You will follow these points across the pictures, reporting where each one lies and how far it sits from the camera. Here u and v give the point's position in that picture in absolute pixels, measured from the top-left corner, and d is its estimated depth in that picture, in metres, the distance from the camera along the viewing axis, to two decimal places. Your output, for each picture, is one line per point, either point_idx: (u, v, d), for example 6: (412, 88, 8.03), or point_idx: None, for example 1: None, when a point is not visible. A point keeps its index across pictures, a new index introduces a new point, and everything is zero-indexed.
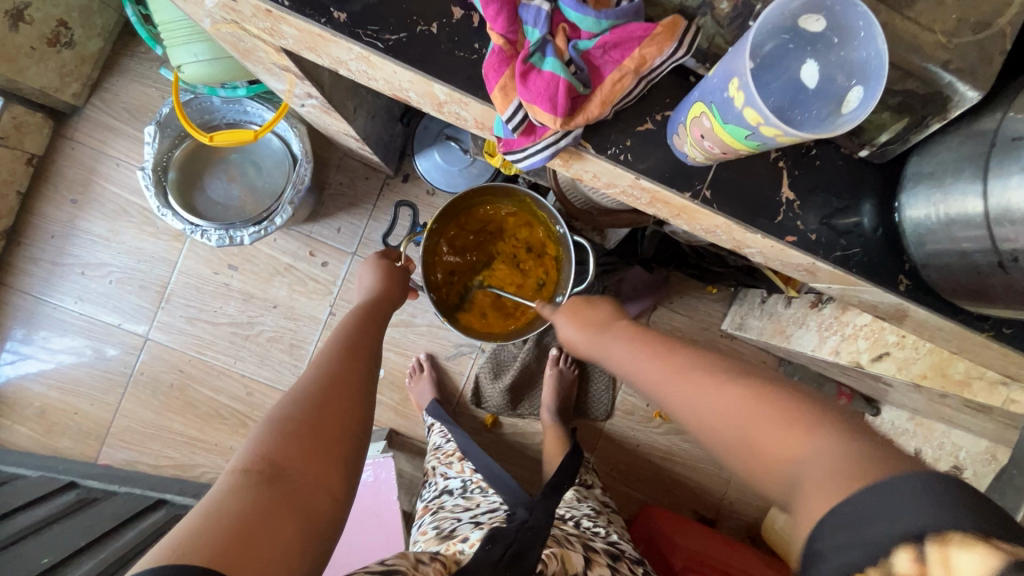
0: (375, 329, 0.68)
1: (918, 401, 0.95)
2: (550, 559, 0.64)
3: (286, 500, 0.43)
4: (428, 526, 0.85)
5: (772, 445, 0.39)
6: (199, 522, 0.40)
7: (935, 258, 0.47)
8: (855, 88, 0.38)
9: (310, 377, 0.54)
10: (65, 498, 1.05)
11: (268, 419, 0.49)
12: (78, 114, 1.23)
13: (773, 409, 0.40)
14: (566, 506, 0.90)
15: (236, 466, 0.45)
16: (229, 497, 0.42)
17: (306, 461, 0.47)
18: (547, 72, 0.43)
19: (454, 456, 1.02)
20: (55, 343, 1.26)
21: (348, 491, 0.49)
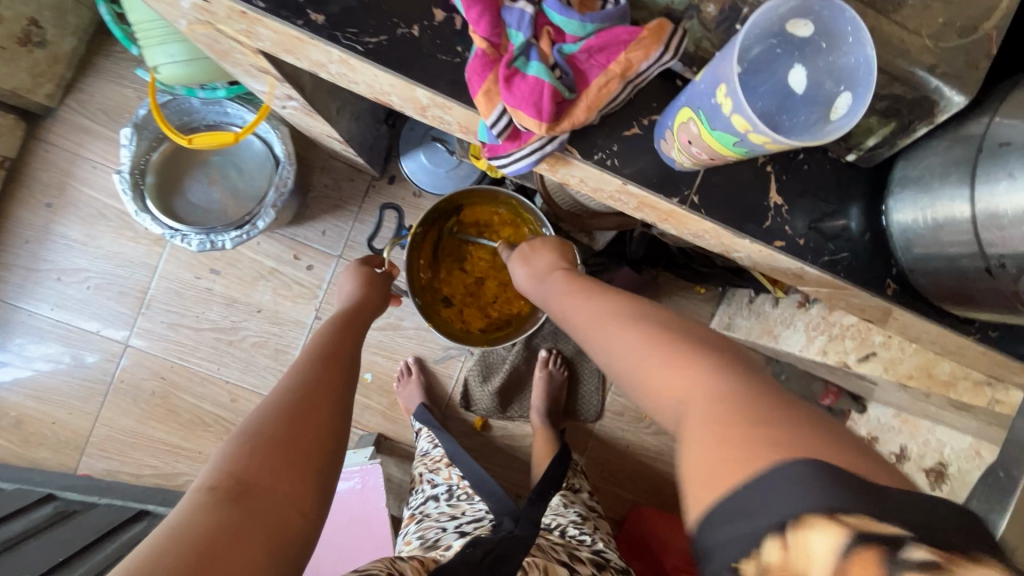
0: (354, 339, 0.66)
1: (903, 399, 0.96)
2: (531, 563, 0.63)
3: (255, 517, 0.42)
4: (412, 537, 0.83)
5: (665, 384, 0.39)
6: (161, 542, 0.38)
7: (923, 262, 0.46)
8: (843, 94, 0.38)
9: (285, 390, 0.53)
10: (43, 511, 1.02)
11: (238, 433, 0.48)
12: (52, 115, 1.20)
13: (675, 350, 0.40)
14: (553, 513, 0.89)
15: (204, 482, 0.43)
16: (194, 516, 0.40)
17: (276, 477, 0.45)
18: (531, 77, 0.42)
19: (441, 462, 1.01)
20: (31, 350, 1.22)
21: (321, 507, 0.48)
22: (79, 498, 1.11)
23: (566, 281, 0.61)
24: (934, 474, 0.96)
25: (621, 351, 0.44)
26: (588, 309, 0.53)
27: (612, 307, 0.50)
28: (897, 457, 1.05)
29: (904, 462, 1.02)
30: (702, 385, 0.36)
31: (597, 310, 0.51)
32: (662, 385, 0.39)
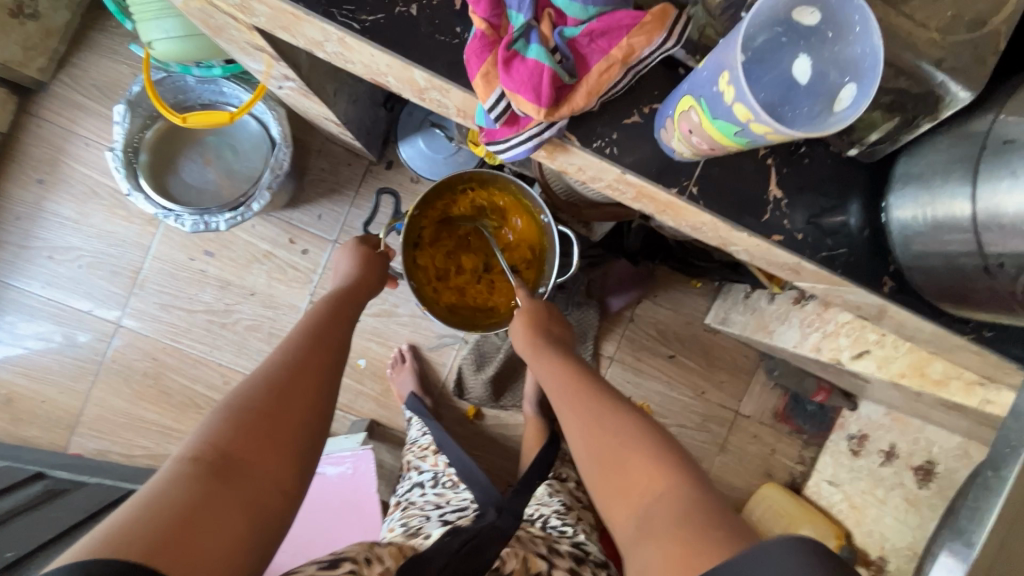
0: (346, 319, 0.66)
1: (895, 397, 0.96)
2: (508, 557, 0.65)
3: (235, 493, 0.42)
4: (396, 524, 0.84)
5: (639, 475, 0.50)
6: (141, 511, 0.38)
7: (921, 260, 0.46)
8: (848, 85, 0.37)
9: (272, 364, 0.53)
10: (32, 489, 1.02)
11: (224, 405, 0.48)
12: (45, 90, 1.18)
13: (650, 450, 0.51)
14: (537, 503, 0.90)
15: (185, 453, 0.43)
16: (174, 488, 0.40)
17: (259, 453, 0.46)
18: (531, 60, 0.41)
19: (430, 450, 1.00)
20: (22, 328, 1.21)
21: (303, 486, 0.48)
22: (70, 476, 1.11)
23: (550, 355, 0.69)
24: (921, 473, 0.99)
25: (601, 438, 0.54)
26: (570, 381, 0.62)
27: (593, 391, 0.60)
28: (886, 455, 1.05)
29: (893, 460, 1.04)
30: (668, 480, 0.48)
31: (580, 391, 0.60)
32: (635, 481, 0.50)
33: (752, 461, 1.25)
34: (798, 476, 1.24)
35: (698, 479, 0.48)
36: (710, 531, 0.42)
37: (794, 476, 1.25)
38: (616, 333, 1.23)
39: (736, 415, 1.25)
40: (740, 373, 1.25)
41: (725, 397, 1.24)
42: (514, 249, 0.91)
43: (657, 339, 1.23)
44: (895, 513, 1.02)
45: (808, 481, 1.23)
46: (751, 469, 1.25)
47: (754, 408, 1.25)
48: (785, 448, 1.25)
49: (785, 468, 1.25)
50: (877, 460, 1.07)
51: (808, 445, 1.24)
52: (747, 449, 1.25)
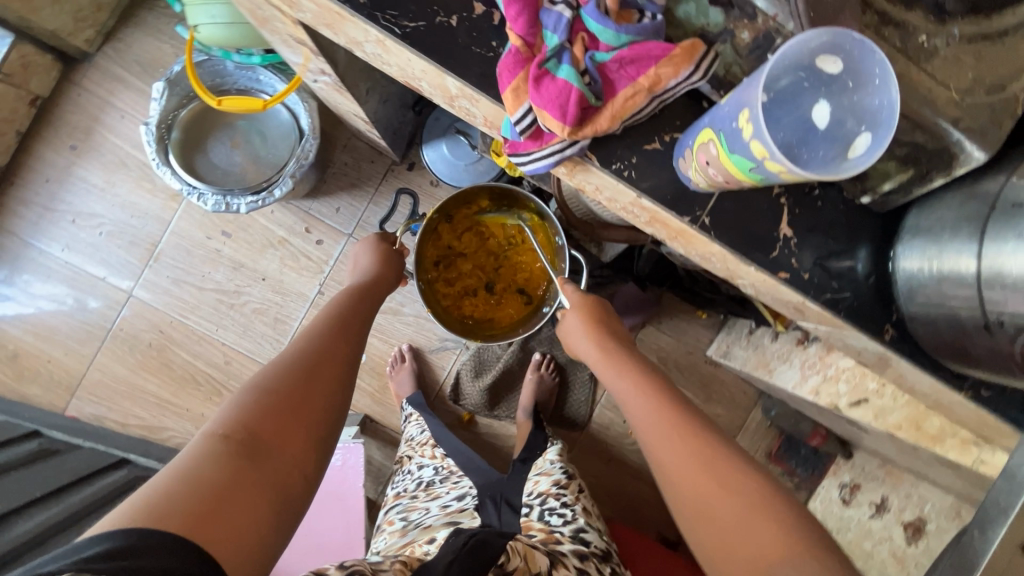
0: (365, 312, 0.68)
1: (891, 449, 0.95)
2: (512, 553, 0.60)
3: (262, 472, 0.44)
4: (396, 517, 0.86)
5: (760, 540, 0.47)
6: (177, 484, 0.41)
7: (923, 312, 0.47)
8: (864, 134, 0.38)
9: (297, 351, 0.55)
10: (27, 446, 1.04)
11: (252, 385, 0.50)
12: (89, 61, 1.22)
13: (767, 511, 0.48)
14: (537, 474, 0.94)
15: (215, 430, 0.46)
16: (207, 462, 0.43)
17: (284, 435, 0.48)
18: (561, 80, 0.43)
19: (427, 444, 1.02)
20: (37, 287, 1.24)
21: (320, 469, 0.51)
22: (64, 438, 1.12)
23: (631, 369, 0.63)
24: (912, 529, 1.01)
25: (710, 484, 0.51)
26: (672, 422, 0.56)
27: (697, 428, 0.55)
28: (876, 508, 1.07)
29: (883, 513, 1.05)
30: (796, 552, 0.45)
31: (681, 425, 0.55)
32: (755, 542, 0.47)
33: None
34: None
35: (816, 541, 0.47)
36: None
37: None
38: None
39: None
40: (737, 408, 1.24)
41: (719, 431, 1.23)
42: (522, 267, 0.92)
43: (656, 365, 1.24)
44: (879, 568, 1.02)
45: None
46: None
47: (748, 444, 1.24)
48: None
49: None
50: (867, 511, 1.07)
51: (799, 489, 1.21)
52: None
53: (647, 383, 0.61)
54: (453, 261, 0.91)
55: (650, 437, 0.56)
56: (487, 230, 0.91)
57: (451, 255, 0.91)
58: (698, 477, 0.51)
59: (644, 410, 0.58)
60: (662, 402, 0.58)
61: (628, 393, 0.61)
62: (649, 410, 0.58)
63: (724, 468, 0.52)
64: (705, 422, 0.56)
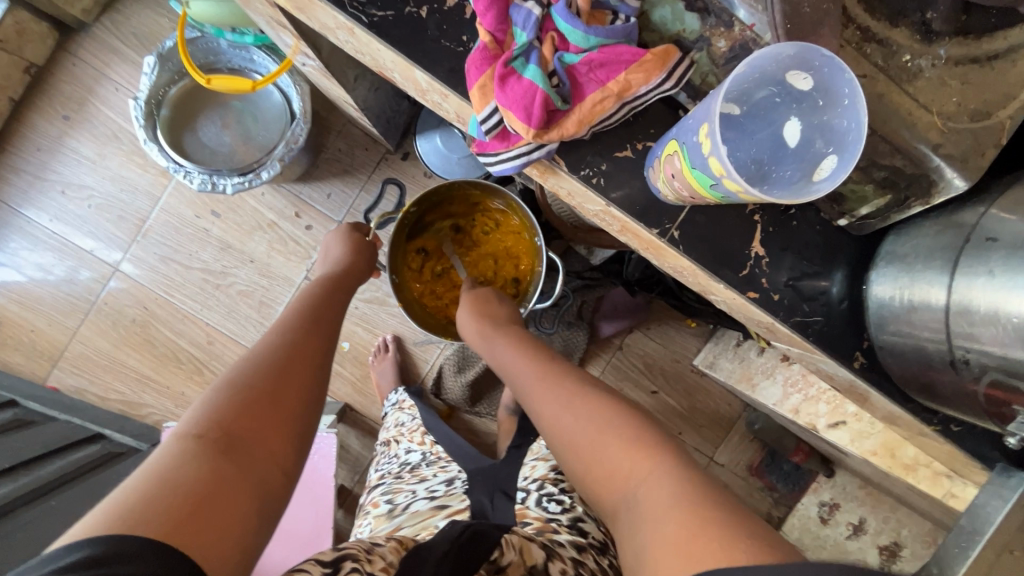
0: (339, 305, 0.67)
1: (870, 472, 0.94)
2: (506, 546, 0.56)
3: (241, 469, 0.43)
4: (380, 499, 0.83)
5: (614, 459, 0.47)
6: (153, 488, 0.39)
7: (892, 343, 0.45)
8: (830, 156, 0.36)
9: (269, 348, 0.54)
10: (3, 415, 1.04)
11: (223, 385, 0.48)
12: (85, 31, 1.20)
13: (621, 430, 0.48)
14: (534, 458, 0.90)
15: (188, 431, 0.44)
16: (184, 464, 0.41)
17: (261, 432, 0.47)
18: (527, 80, 0.41)
19: (417, 431, 1.00)
20: (24, 256, 1.23)
21: (300, 466, 0.50)
22: (42, 410, 1.11)
23: (513, 341, 0.67)
24: (886, 552, 1.05)
25: (572, 421, 0.51)
26: (539, 375, 0.58)
27: (558, 374, 0.58)
28: (854, 529, 1.08)
29: (860, 535, 1.07)
30: (644, 460, 0.45)
31: (545, 378, 0.58)
32: (609, 458, 0.47)
33: None
34: None
35: (673, 447, 0.46)
36: (699, 491, 0.40)
37: None
38: (603, 358, 1.23)
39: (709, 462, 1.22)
40: (721, 420, 1.23)
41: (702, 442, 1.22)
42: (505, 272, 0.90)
43: (642, 372, 1.23)
44: None
45: None
46: None
47: (729, 457, 1.21)
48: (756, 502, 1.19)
49: None
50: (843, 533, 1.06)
51: (778, 504, 1.18)
52: None
53: (524, 348, 0.64)
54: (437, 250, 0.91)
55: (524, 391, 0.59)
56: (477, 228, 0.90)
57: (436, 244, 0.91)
58: (557, 413, 0.53)
59: (519, 373, 0.61)
60: (532, 360, 0.61)
61: (504, 358, 0.65)
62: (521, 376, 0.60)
63: (583, 403, 0.53)
64: (568, 369, 0.58)
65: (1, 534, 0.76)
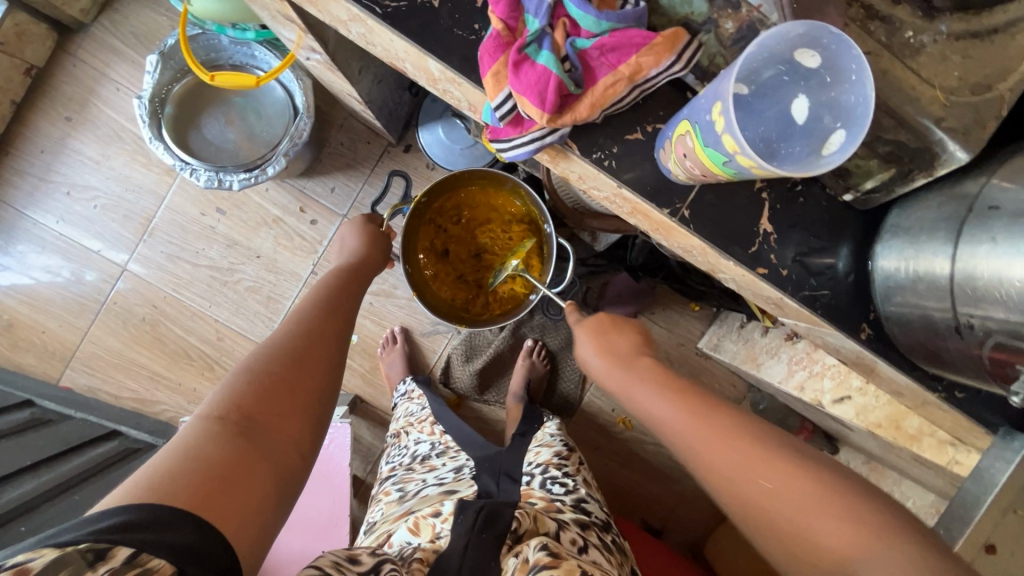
0: (354, 293, 0.68)
1: (874, 446, 0.96)
2: (522, 517, 0.58)
3: (260, 450, 0.45)
4: (392, 488, 0.85)
5: (830, 540, 0.41)
6: (177, 464, 0.41)
7: (898, 313, 0.47)
8: (838, 131, 0.38)
9: (288, 332, 0.55)
10: (20, 415, 1.05)
11: (244, 368, 0.50)
12: (85, 31, 1.20)
13: (831, 500, 0.42)
14: (538, 445, 0.93)
15: (209, 412, 0.46)
16: (206, 443, 0.43)
17: (279, 414, 0.48)
18: (540, 66, 0.42)
19: (426, 420, 1.01)
20: (32, 258, 1.24)
21: (315, 448, 0.51)
22: (57, 408, 1.13)
23: (650, 375, 0.58)
24: None
25: (767, 495, 0.45)
26: (700, 422, 0.50)
27: (728, 420, 0.50)
28: None
29: None
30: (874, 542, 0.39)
31: (710, 427, 0.49)
32: (823, 538, 0.41)
33: None
34: None
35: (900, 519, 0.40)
36: None
37: None
38: None
39: None
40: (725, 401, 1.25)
41: None
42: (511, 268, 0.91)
43: None
44: None
45: None
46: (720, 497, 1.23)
47: None
48: None
49: None
50: None
51: None
52: None
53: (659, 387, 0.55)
54: (449, 237, 0.91)
55: (683, 452, 0.51)
56: (491, 222, 0.91)
57: (448, 230, 0.91)
58: (738, 473, 0.46)
59: (675, 424, 0.52)
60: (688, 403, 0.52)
61: (642, 401, 0.56)
62: (678, 432, 0.51)
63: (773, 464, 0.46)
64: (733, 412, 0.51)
65: (28, 529, 0.78)
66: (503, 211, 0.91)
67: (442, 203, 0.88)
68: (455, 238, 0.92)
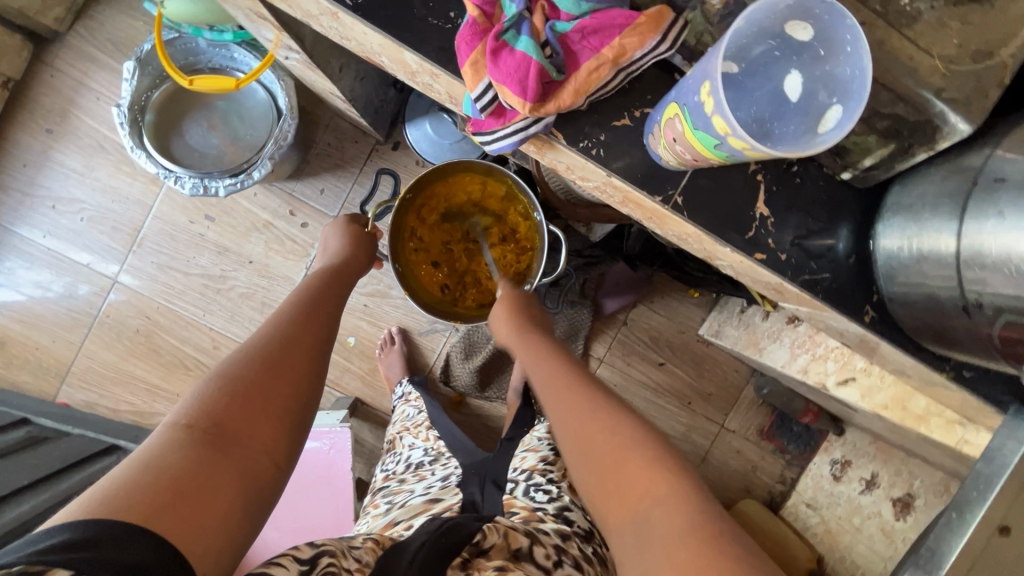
0: (337, 296, 0.66)
1: (880, 427, 0.95)
2: (489, 531, 0.58)
3: (229, 460, 0.44)
4: (381, 500, 0.84)
5: (631, 484, 0.45)
6: (137, 474, 0.39)
7: (903, 294, 0.45)
8: (835, 106, 0.36)
9: (266, 337, 0.54)
10: (16, 434, 1.04)
11: (216, 374, 0.49)
12: (60, 40, 1.18)
13: (645, 453, 0.47)
14: (525, 449, 0.90)
15: (178, 420, 0.45)
16: (171, 452, 0.42)
17: (251, 423, 0.47)
18: (520, 52, 0.40)
19: (423, 425, 1.01)
20: (21, 274, 1.23)
21: (291, 457, 0.50)
22: (54, 425, 1.12)
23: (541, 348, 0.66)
24: (900, 505, 1.02)
25: (595, 437, 0.50)
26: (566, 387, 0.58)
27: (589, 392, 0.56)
28: (866, 483, 1.08)
29: (872, 489, 1.07)
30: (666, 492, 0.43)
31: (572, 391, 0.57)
32: (630, 483, 0.46)
33: (732, 476, 1.23)
34: (777, 495, 1.23)
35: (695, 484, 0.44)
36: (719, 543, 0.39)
37: (773, 494, 1.23)
38: (608, 335, 1.23)
39: (720, 428, 1.24)
40: (729, 387, 1.24)
41: (711, 410, 1.24)
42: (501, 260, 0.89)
43: (648, 345, 1.23)
44: (868, 543, 1.05)
45: (787, 501, 1.21)
46: (728, 484, 1.23)
47: (740, 423, 1.24)
48: (766, 466, 1.23)
49: (765, 486, 1.23)
50: (857, 487, 1.09)
51: (790, 465, 1.22)
52: (728, 464, 1.23)
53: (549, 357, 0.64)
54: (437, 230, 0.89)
55: (550, 403, 0.58)
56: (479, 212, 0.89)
57: (435, 223, 0.88)
58: (580, 426, 0.52)
59: (547, 383, 0.60)
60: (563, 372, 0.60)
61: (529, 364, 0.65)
62: (551, 388, 0.59)
63: (612, 423, 0.51)
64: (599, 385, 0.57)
65: None
66: (490, 200, 0.88)
67: (426, 195, 0.86)
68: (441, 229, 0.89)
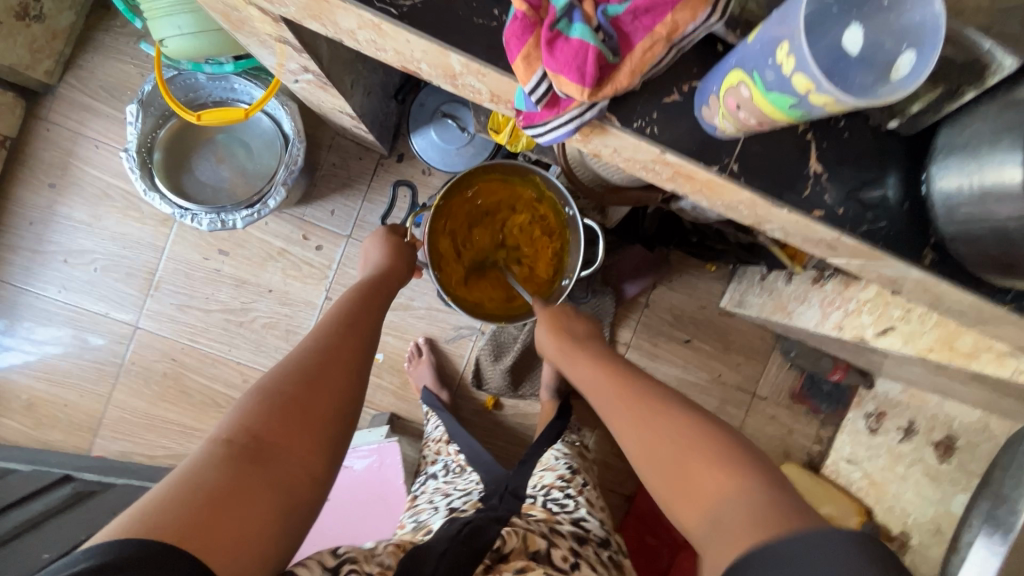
0: (376, 307, 0.66)
1: (911, 372, 0.96)
2: (509, 535, 0.60)
3: (265, 479, 0.44)
4: (407, 520, 0.84)
5: (701, 479, 0.51)
6: (175, 493, 0.40)
7: (965, 231, 0.46)
8: (906, 52, 0.37)
9: (306, 352, 0.54)
10: (62, 491, 1.03)
11: (257, 389, 0.50)
12: (52, 93, 1.17)
13: (710, 448, 0.53)
14: (542, 470, 0.92)
15: (219, 435, 0.45)
16: (208, 469, 0.42)
17: (290, 439, 0.47)
18: (576, 40, 0.41)
19: (441, 441, 1.05)
20: (40, 333, 1.21)
21: (331, 475, 0.50)
22: (96, 478, 1.11)
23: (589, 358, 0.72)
24: (941, 447, 0.98)
25: (656, 440, 0.56)
26: (619, 388, 0.64)
27: (639, 387, 0.63)
28: (904, 432, 1.06)
29: (912, 436, 1.04)
30: (735, 486, 0.48)
31: (624, 391, 0.63)
32: (698, 478, 0.51)
33: (770, 441, 1.25)
34: (816, 455, 1.25)
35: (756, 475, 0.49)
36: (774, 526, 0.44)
37: (812, 454, 1.25)
38: (633, 319, 1.24)
39: (753, 397, 1.25)
40: (756, 354, 1.25)
41: (742, 379, 1.25)
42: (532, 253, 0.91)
43: (672, 324, 1.24)
44: (915, 489, 1.01)
45: (826, 459, 1.23)
46: (768, 449, 1.25)
47: (771, 388, 1.25)
48: (802, 428, 1.25)
49: (803, 448, 1.25)
50: (895, 436, 1.08)
51: (825, 424, 1.25)
52: (764, 431, 1.25)
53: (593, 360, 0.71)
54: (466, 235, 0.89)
55: (608, 407, 0.64)
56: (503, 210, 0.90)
57: (463, 229, 0.89)
58: (634, 427, 0.59)
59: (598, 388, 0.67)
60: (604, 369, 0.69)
61: (582, 372, 0.72)
62: (599, 392, 0.67)
63: (670, 423, 0.57)
64: (651, 383, 0.64)
65: None
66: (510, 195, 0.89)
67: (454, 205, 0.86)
68: (475, 240, 0.90)
